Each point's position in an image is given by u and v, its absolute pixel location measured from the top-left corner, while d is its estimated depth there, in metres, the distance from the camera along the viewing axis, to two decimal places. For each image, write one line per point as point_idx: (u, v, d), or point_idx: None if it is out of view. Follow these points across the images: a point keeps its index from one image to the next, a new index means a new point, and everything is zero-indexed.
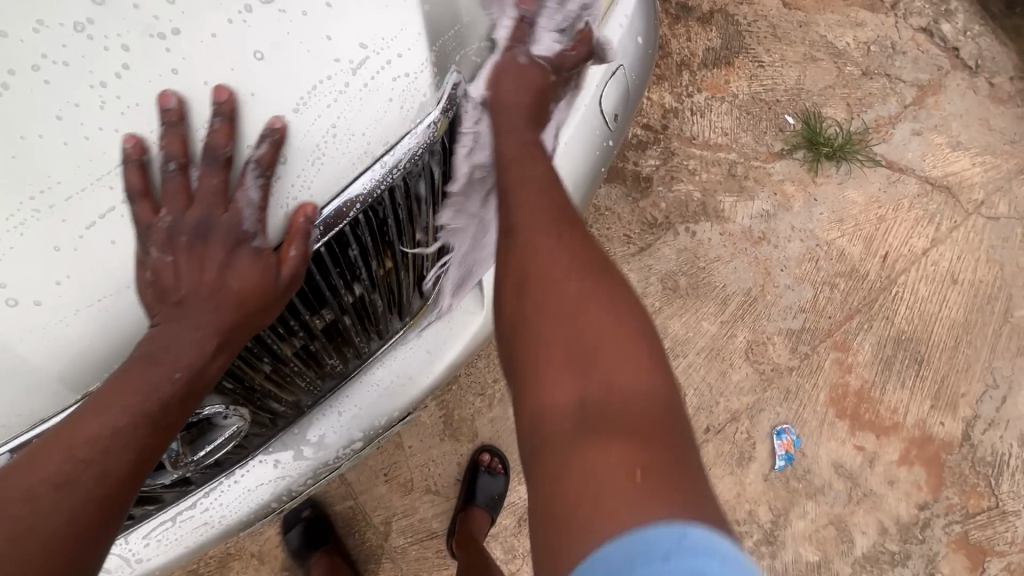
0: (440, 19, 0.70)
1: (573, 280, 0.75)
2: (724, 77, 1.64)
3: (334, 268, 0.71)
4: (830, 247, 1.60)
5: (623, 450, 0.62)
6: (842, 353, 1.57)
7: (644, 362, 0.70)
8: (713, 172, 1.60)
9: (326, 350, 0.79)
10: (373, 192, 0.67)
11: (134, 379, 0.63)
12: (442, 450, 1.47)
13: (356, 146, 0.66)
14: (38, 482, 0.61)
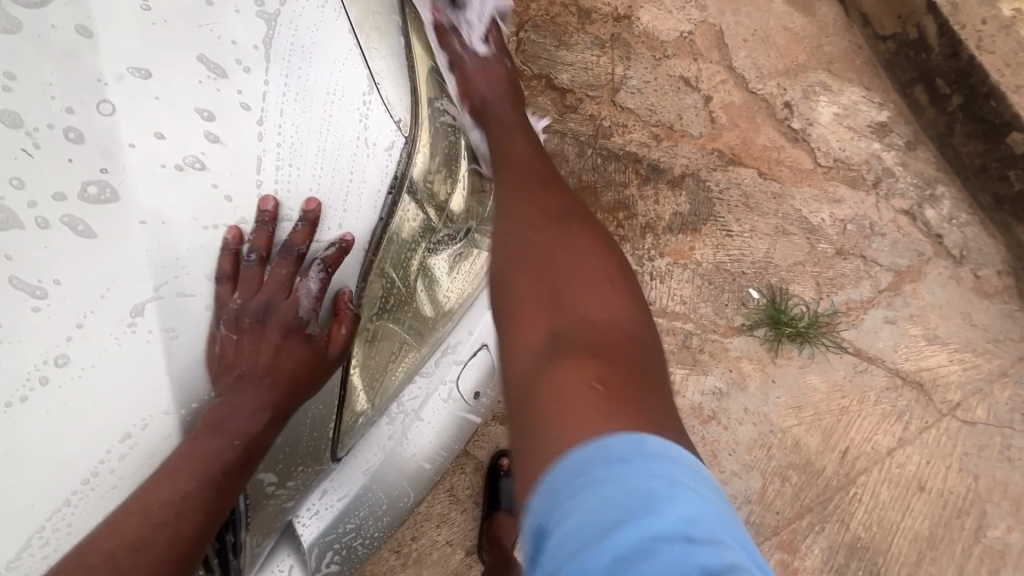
0: (192, 390, 0.74)
1: (545, 190, 0.94)
2: (689, 243, 1.61)
3: None
4: (785, 435, 1.51)
5: (592, 365, 0.70)
6: (788, 555, 1.46)
7: (611, 290, 0.80)
8: (666, 341, 1.56)
9: None
10: None
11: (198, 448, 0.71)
12: None
13: (111, 496, 0.71)
14: (115, 548, 0.65)
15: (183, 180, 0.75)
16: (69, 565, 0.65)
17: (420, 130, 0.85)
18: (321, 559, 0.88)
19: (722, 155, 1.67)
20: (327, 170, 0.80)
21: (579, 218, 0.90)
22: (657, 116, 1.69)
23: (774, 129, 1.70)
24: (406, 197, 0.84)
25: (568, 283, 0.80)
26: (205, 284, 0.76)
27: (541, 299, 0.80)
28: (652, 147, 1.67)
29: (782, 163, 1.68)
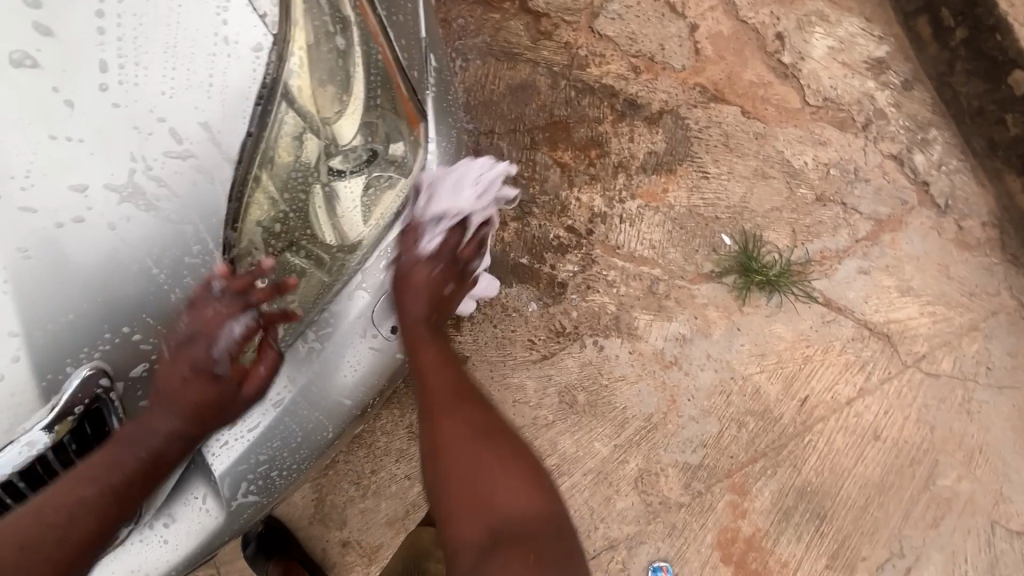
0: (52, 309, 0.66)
1: (460, 399, 0.96)
2: (662, 185, 1.54)
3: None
4: (745, 382, 1.51)
5: (518, 554, 0.77)
6: (738, 496, 1.49)
7: (526, 481, 0.88)
8: (633, 286, 1.52)
9: None
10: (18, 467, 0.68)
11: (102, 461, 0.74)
12: (311, 535, 1.48)
13: None
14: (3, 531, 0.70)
15: (13, 80, 0.63)
16: None
17: (293, 31, 0.75)
18: (235, 488, 0.90)
19: (704, 91, 1.57)
20: (181, 72, 0.69)
21: (493, 428, 0.94)
22: (637, 46, 1.58)
23: (762, 63, 1.58)
24: (283, 105, 0.75)
25: (486, 478, 0.85)
26: (68, 197, 0.65)
27: (465, 502, 0.84)
28: (630, 80, 1.57)
29: (768, 101, 1.57)
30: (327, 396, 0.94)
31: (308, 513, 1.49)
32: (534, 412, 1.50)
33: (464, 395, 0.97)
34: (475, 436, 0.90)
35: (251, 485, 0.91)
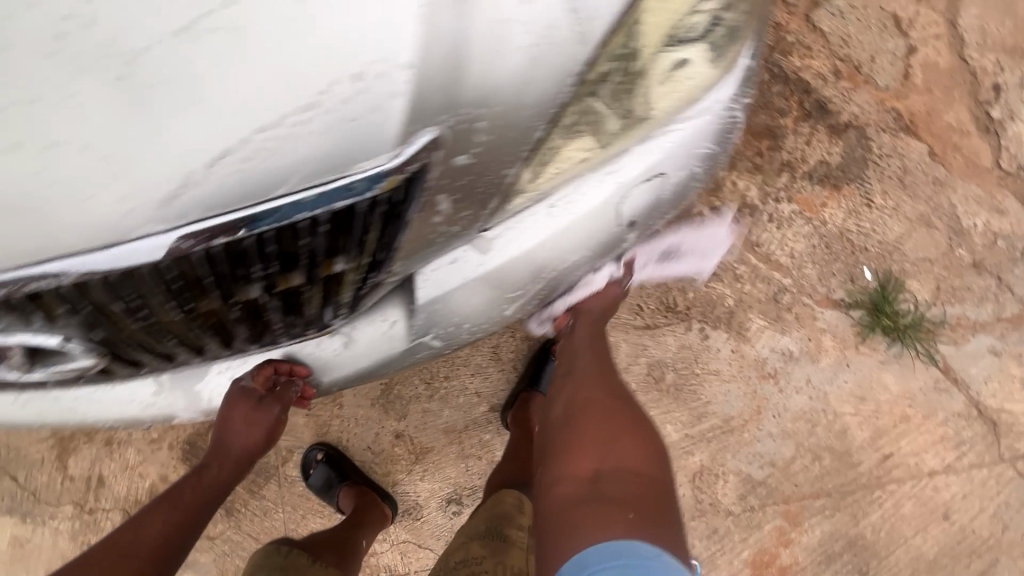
0: (415, 47, 0.43)
1: (604, 374, 1.08)
2: (823, 199, 1.48)
3: (181, 281, 0.49)
4: (835, 418, 1.46)
5: (618, 501, 0.83)
6: (788, 525, 1.46)
7: (644, 445, 0.93)
8: (758, 288, 1.47)
9: (162, 343, 0.58)
10: (268, 227, 0.46)
11: (172, 512, 1.11)
12: (369, 417, 1.49)
13: (262, 166, 0.43)
14: (169, 495, 1.14)
15: None
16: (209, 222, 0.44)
17: None
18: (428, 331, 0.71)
19: (899, 118, 1.49)
20: None
21: (625, 399, 1.02)
22: (847, 50, 1.49)
23: (966, 109, 1.49)
24: None
25: (606, 431, 0.94)
26: None
27: (589, 440, 0.93)
28: (828, 82, 1.49)
29: (960, 150, 1.49)
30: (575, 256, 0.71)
31: (375, 396, 1.48)
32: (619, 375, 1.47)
33: (607, 363, 1.11)
34: (613, 399, 1.02)
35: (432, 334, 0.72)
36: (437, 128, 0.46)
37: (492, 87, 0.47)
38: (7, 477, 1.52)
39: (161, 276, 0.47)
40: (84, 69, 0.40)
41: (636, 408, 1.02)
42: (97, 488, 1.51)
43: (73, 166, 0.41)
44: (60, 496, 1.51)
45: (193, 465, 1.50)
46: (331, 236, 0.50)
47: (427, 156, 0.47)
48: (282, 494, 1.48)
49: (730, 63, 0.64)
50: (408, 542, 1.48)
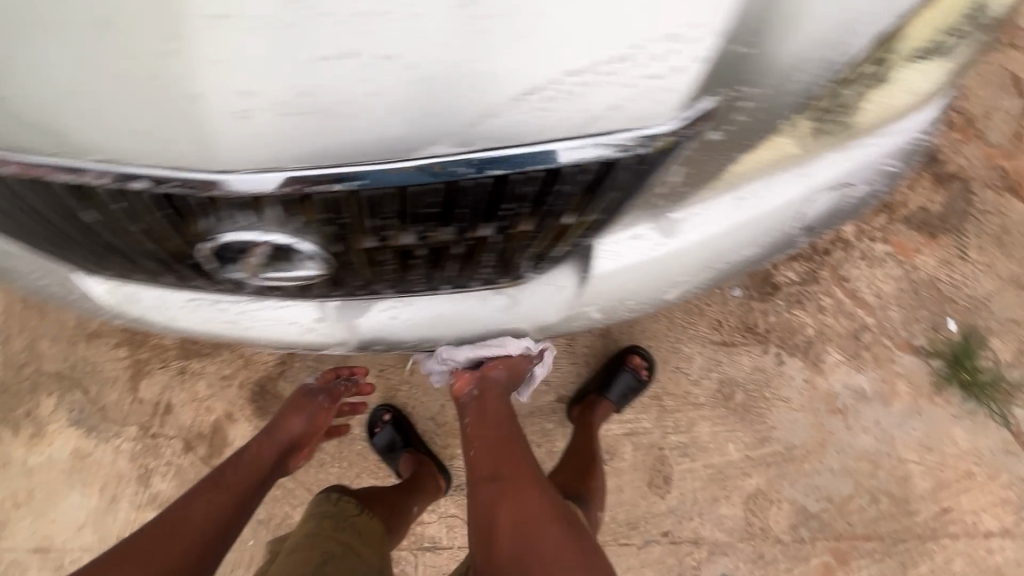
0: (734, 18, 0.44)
1: (522, 486, 1.01)
2: (918, 244, 1.48)
3: (435, 207, 0.51)
4: (898, 464, 1.46)
5: None
6: (835, 562, 1.45)
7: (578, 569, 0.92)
8: (840, 322, 1.48)
9: (371, 267, 0.59)
10: (541, 167, 0.48)
11: (224, 488, 1.06)
12: (436, 389, 1.51)
13: (560, 108, 0.45)
14: (215, 485, 1.06)
15: None
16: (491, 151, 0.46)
17: None
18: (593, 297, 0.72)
19: (1005, 177, 1.49)
20: None
21: (552, 514, 0.99)
22: (963, 103, 1.50)
23: None
24: None
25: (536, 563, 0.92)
26: None
27: None
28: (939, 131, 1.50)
29: None
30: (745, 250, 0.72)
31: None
32: (689, 386, 1.48)
33: (521, 472, 1.03)
34: (541, 515, 0.98)
35: (593, 303, 0.74)
36: (716, 98, 0.48)
37: (772, 69, 0.48)
38: (79, 390, 1.56)
39: (423, 198, 0.50)
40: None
41: (563, 517, 0.99)
42: (163, 415, 1.54)
43: (394, 79, 0.43)
44: (127, 417, 1.55)
45: (259, 407, 1.53)
46: (583, 188, 0.51)
47: (700, 125, 0.48)
48: (341, 450, 1.51)
49: (935, 93, 0.67)
50: (456, 516, 1.50)
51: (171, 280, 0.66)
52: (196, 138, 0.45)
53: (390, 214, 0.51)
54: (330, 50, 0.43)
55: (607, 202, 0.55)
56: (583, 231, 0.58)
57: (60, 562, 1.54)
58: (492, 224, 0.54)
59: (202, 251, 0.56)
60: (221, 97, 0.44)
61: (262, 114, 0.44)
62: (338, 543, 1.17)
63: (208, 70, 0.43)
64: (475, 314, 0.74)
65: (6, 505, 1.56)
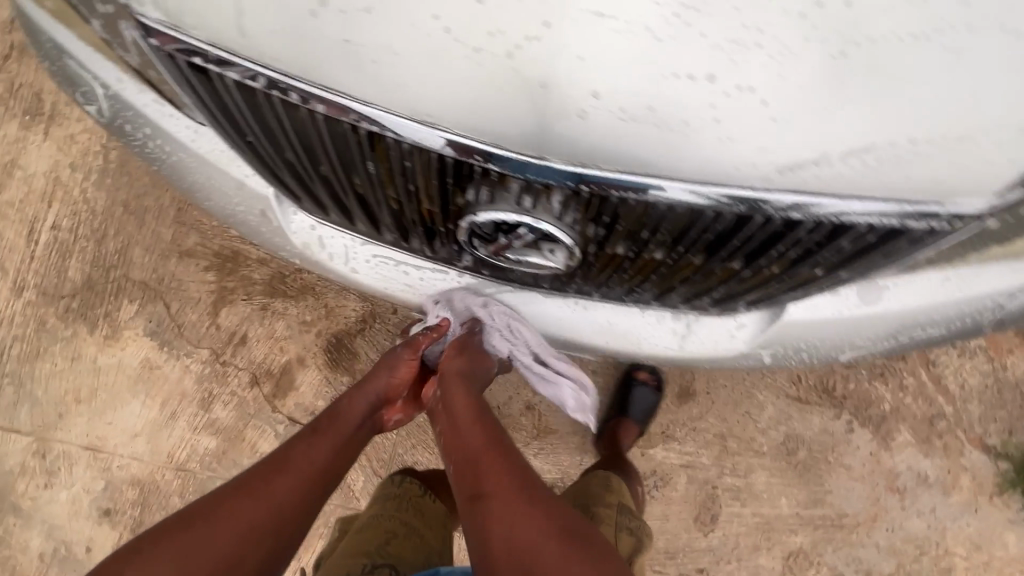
0: None
1: (508, 477, 0.77)
2: (1013, 345, 1.47)
3: (713, 234, 0.52)
4: (944, 555, 1.46)
5: None
6: None
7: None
8: (917, 404, 1.48)
9: (602, 273, 0.60)
10: (838, 220, 0.49)
11: (309, 453, 0.88)
12: (508, 380, 1.51)
13: (884, 172, 0.46)
14: (289, 457, 0.87)
15: None
16: (799, 200, 0.48)
17: None
18: (773, 344, 0.73)
19: None
20: None
21: (555, 514, 0.73)
22: None
23: None
24: None
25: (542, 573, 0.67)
26: None
27: None
28: None
29: None
30: (935, 328, 0.72)
31: (516, 374, 1.47)
32: (756, 432, 1.49)
33: (508, 460, 0.79)
34: (536, 522, 0.71)
35: (768, 346, 0.73)
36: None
37: None
38: (161, 303, 1.59)
39: (707, 225, 0.51)
40: (807, 31, 0.42)
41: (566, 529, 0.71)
42: (237, 345, 1.57)
43: (742, 113, 0.44)
44: (201, 339, 1.57)
45: (332, 359, 1.55)
46: (855, 248, 0.53)
47: (998, 213, 0.49)
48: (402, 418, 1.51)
49: None
50: None
51: (382, 234, 0.67)
52: (527, 123, 0.47)
53: (668, 233, 0.53)
54: (694, 71, 0.43)
55: (861, 263, 0.56)
56: (819, 283, 0.59)
57: (108, 464, 1.57)
58: (751, 259, 0.55)
59: (451, 221, 0.58)
60: (570, 91, 0.45)
61: (602, 117, 0.45)
62: (400, 522, 1.12)
63: (565, 69, 0.44)
64: (648, 334, 0.75)
65: (68, 398, 1.58)
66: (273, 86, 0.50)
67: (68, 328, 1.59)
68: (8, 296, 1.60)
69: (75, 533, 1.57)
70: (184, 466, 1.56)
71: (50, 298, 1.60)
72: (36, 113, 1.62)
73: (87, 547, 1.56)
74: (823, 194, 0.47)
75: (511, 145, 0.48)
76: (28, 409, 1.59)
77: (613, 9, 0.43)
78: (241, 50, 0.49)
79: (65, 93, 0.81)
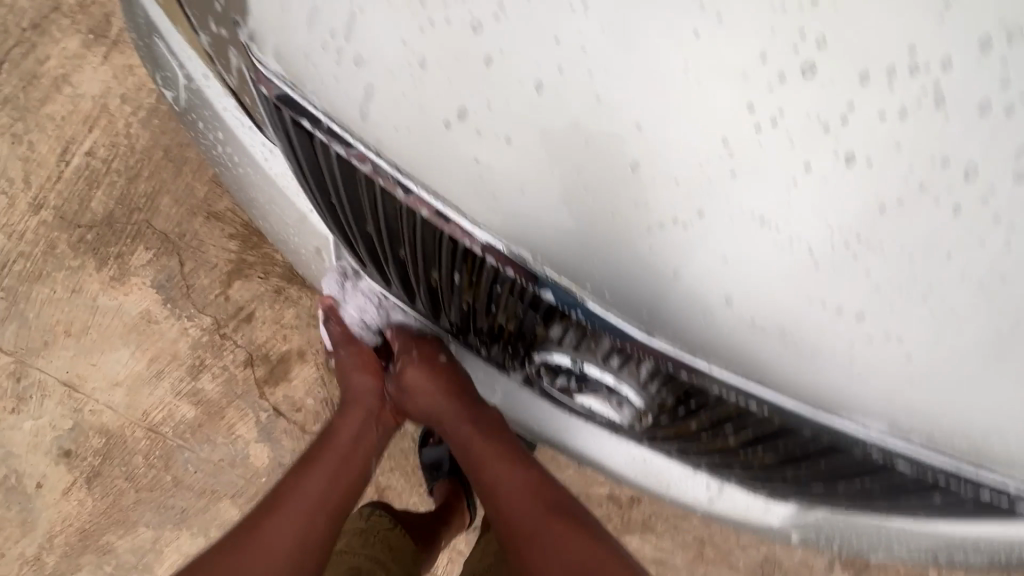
0: None
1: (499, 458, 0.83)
2: None
3: (798, 447, 0.48)
4: None
5: None
6: None
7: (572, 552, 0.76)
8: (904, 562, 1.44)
9: (663, 435, 0.56)
10: (939, 477, 0.45)
11: (309, 483, 0.86)
12: None
13: (1004, 451, 0.43)
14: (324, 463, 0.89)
15: None
16: (907, 450, 0.44)
17: None
18: (810, 527, 0.68)
19: None
20: None
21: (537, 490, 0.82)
22: None
23: None
24: None
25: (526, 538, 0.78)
26: None
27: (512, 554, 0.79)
28: None
29: None
30: (993, 561, 0.65)
31: None
32: (735, 547, 1.45)
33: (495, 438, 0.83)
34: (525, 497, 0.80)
35: (803, 526, 0.69)
36: None
37: None
38: (175, 258, 1.54)
39: (796, 438, 0.47)
40: (979, 300, 0.38)
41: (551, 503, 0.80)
42: (241, 321, 1.52)
43: (880, 358, 0.40)
44: (206, 305, 1.53)
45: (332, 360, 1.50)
46: (945, 501, 0.49)
47: None
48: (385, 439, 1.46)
49: None
50: (461, 552, 1.47)
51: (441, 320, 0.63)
52: (644, 299, 0.43)
53: (750, 430, 0.49)
54: (842, 303, 0.39)
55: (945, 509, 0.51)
56: (890, 510, 0.54)
57: (80, 406, 1.52)
58: (828, 476, 0.51)
59: (522, 342, 0.54)
60: (702, 284, 0.41)
61: (727, 318, 0.41)
62: (368, 556, 1.16)
63: (704, 262, 0.40)
64: (679, 483, 0.70)
65: (57, 328, 1.53)
66: (382, 175, 0.46)
67: (76, 259, 1.54)
68: (24, 210, 1.55)
69: (30, 466, 1.52)
70: (156, 427, 1.51)
71: (66, 223, 1.55)
72: (101, 35, 1.58)
73: (38, 483, 1.52)
74: (935, 453, 0.44)
75: (621, 313, 0.44)
76: (13, 330, 1.53)
77: (779, 219, 0.38)
78: (358, 131, 0.45)
79: (146, 69, 0.77)
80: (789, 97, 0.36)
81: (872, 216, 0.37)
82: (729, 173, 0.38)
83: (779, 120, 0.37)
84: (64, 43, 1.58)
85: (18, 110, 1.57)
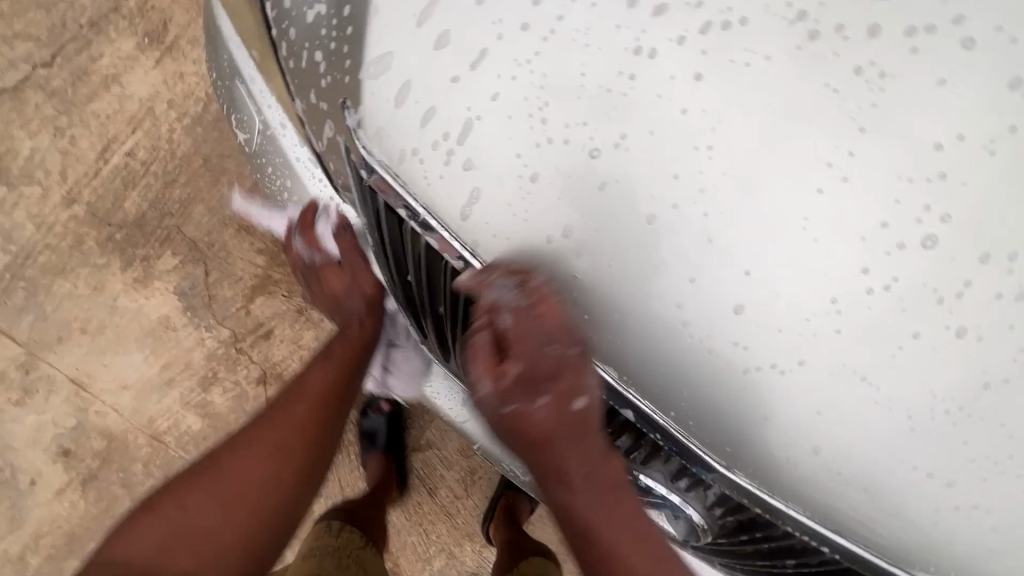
0: None
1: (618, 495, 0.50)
2: None
3: None
4: None
5: None
6: None
7: None
8: None
9: (716, 556, 0.54)
10: None
11: (286, 419, 0.75)
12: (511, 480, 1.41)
13: None
14: (278, 433, 0.74)
15: None
16: None
17: None
18: None
19: None
20: None
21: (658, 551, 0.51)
22: None
23: None
24: None
25: None
26: None
27: None
28: None
29: None
30: None
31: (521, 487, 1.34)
32: None
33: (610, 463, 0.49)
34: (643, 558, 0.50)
35: None
36: None
37: None
38: (201, 267, 1.53)
39: None
40: None
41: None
42: (259, 337, 1.51)
43: (964, 525, 0.40)
44: (226, 317, 1.52)
45: None
46: None
47: None
48: None
49: None
50: None
51: None
52: (727, 434, 0.42)
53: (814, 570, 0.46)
54: (934, 470, 0.39)
55: None
56: None
57: (86, 406, 1.51)
58: None
59: None
60: (791, 431, 0.40)
61: (812, 467, 0.41)
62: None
63: (798, 409, 0.40)
64: None
65: (73, 325, 1.52)
66: (472, 271, 0.46)
67: (102, 257, 1.54)
68: (57, 203, 1.56)
69: (27, 461, 1.50)
70: (161, 436, 1.50)
71: (97, 221, 1.55)
72: (156, 39, 1.59)
73: (33, 480, 1.50)
74: None
75: (699, 441, 0.44)
76: (29, 321, 1.53)
77: (880, 380, 0.38)
78: (455, 228, 0.45)
79: (222, 108, 0.78)
80: (905, 267, 0.37)
81: (974, 390, 0.37)
82: (834, 330, 0.38)
83: (893, 286, 0.37)
84: (119, 44, 1.60)
85: (64, 104, 1.58)
